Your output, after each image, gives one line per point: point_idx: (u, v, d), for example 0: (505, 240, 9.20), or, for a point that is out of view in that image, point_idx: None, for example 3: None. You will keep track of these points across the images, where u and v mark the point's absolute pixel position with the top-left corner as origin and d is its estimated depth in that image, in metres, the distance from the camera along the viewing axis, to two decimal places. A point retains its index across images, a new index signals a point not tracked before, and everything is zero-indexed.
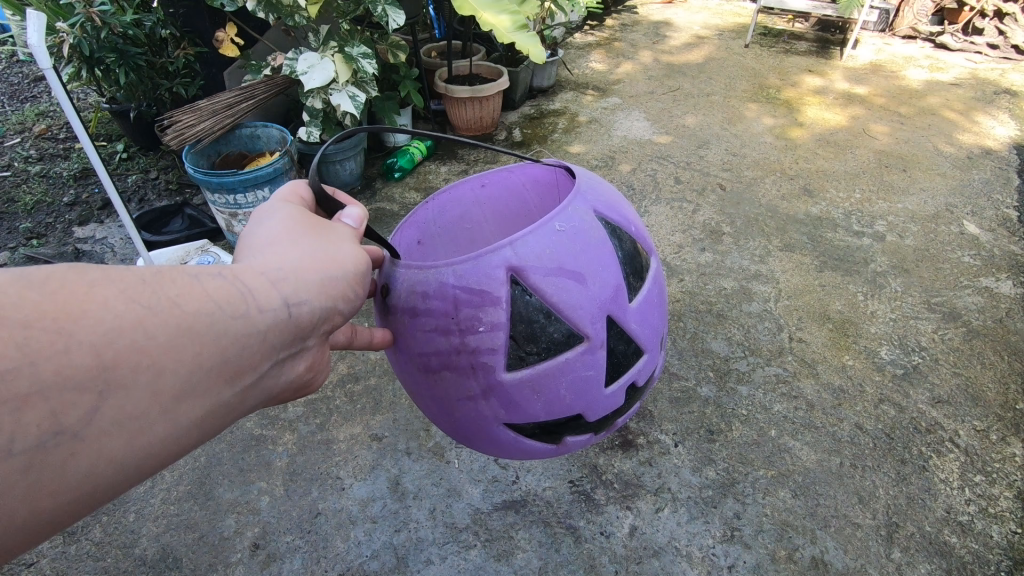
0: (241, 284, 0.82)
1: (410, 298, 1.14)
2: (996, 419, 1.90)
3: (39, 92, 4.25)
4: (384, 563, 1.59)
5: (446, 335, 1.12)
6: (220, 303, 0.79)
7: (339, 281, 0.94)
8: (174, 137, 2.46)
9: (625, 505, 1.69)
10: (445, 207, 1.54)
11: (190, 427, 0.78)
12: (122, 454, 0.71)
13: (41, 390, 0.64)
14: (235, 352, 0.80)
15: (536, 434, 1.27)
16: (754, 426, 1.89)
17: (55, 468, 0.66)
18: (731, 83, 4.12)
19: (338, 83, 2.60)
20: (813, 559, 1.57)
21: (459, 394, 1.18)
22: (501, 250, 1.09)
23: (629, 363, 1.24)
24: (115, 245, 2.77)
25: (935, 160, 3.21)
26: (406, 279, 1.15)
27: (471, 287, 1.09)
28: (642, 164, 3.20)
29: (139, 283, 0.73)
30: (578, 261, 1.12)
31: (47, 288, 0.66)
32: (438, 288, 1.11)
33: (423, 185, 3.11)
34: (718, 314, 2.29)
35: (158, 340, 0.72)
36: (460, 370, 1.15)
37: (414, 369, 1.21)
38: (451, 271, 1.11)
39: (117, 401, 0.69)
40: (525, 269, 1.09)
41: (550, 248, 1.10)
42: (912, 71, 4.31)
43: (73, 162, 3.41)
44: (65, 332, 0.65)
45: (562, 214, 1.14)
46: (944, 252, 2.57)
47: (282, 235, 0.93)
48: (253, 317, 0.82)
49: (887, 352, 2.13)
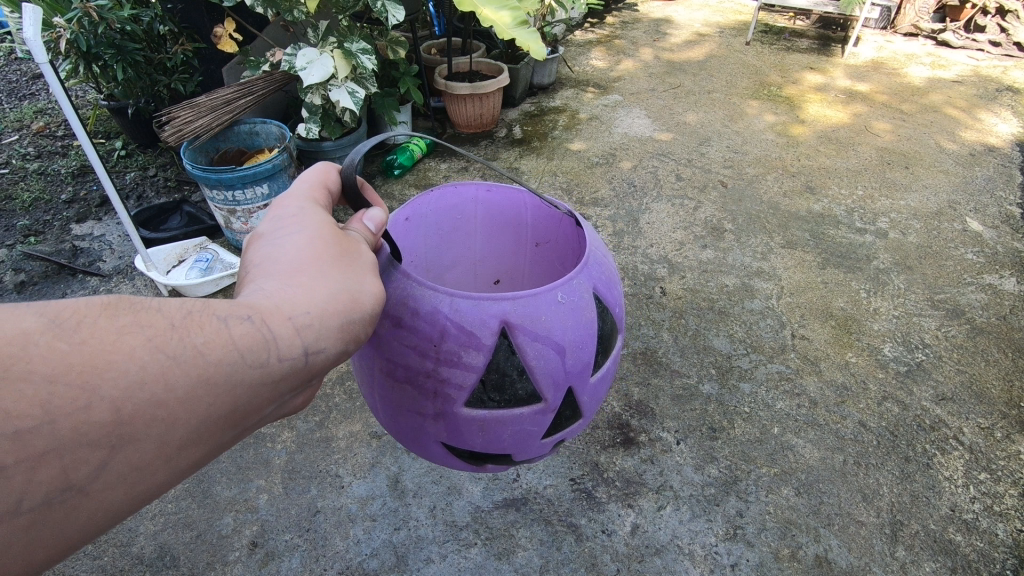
0: (268, 329, 0.73)
1: (399, 308, 1.10)
2: (1001, 417, 1.89)
3: (37, 89, 4.24)
4: (384, 562, 1.57)
5: (422, 356, 1.09)
6: (244, 351, 0.70)
7: (359, 323, 0.85)
8: (172, 133, 2.46)
9: (627, 503, 1.68)
10: (445, 197, 1.47)
11: (194, 472, 0.71)
12: (122, 505, 0.65)
13: (55, 449, 0.58)
14: (250, 400, 0.72)
15: (463, 456, 1.27)
16: (757, 424, 1.88)
17: (56, 523, 0.60)
18: (732, 80, 4.10)
19: (337, 79, 2.60)
20: (817, 557, 1.55)
21: (412, 408, 1.16)
22: (501, 301, 1.08)
23: (567, 426, 1.26)
24: (113, 243, 2.76)
25: (938, 157, 3.19)
26: (401, 288, 1.11)
27: (462, 325, 1.07)
28: (644, 161, 3.19)
29: (167, 327, 0.65)
30: (566, 335, 1.11)
31: (78, 336, 0.60)
32: (429, 312, 1.08)
33: (423, 182, 3.10)
34: (720, 311, 2.28)
35: (178, 395, 0.64)
36: (422, 389, 1.12)
37: (377, 371, 1.17)
38: (448, 301, 1.09)
39: (127, 456, 0.62)
40: (516, 327, 1.08)
41: (544, 315, 1.10)
42: (914, 68, 4.29)
43: (71, 160, 3.39)
44: (88, 387, 0.59)
45: (565, 286, 1.13)
46: (947, 249, 2.55)
47: (311, 263, 0.83)
48: (274, 365, 0.73)
49: (890, 349, 2.12)
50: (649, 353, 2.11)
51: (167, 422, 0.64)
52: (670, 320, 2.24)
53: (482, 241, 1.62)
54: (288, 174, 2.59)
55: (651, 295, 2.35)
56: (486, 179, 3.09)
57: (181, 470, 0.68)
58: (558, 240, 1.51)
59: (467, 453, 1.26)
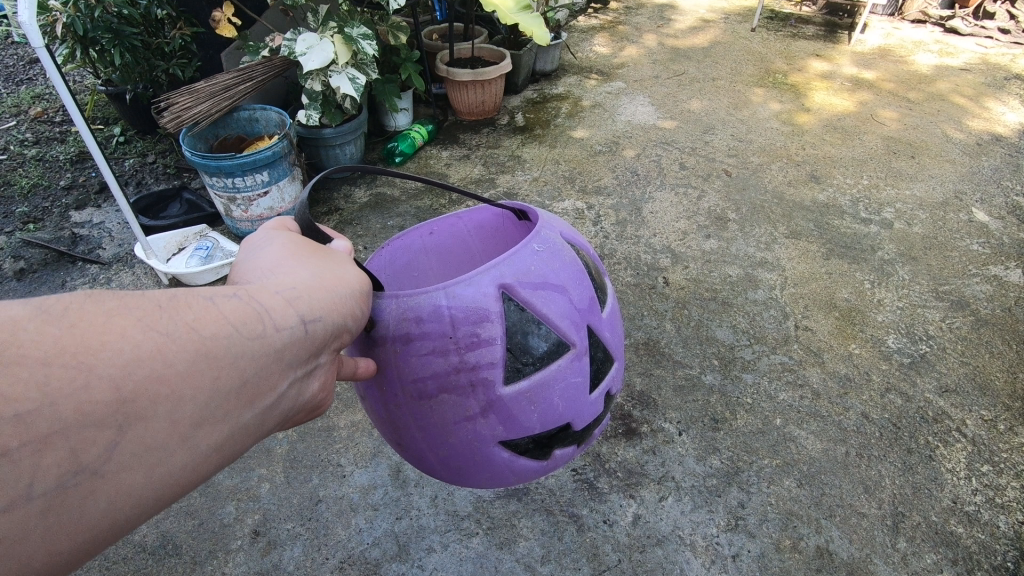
0: (257, 303, 0.76)
1: (402, 324, 1.08)
2: (1004, 409, 1.88)
3: (34, 74, 4.20)
4: (386, 550, 1.58)
5: (444, 355, 1.07)
6: (238, 324, 0.71)
7: (349, 298, 0.89)
8: (171, 120, 2.43)
9: (628, 494, 1.68)
10: (396, 254, 1.44)
11: (212, 455, 0.69)
12: (141, 491, 0.63)
13: (59, 431, 0.56)
14: (255, 373, 0.72)
15: (529, 450, 1.23)
16: (759, 415, 1.87)
17: (73, 512, 0.58)
18: (738, 67, 4.06)
19: (337, 65, 2.56)
20: (818, 548, 1.55)
21: (457, 416, 1.11)
22: (490, 269, 1.09)
23: (605, 370, 1.26)
24: (113, 230, 2.74)
25: (945, 146, 3.15)
26: (394, 307, 1.08)
27: (466, 306, 1.06)
28: (647, 150, 3.15)
29: (156, 308, 0.65)
30: (561, 278, 1.14)
31: (67, 321, 0.59)
32: (432, 311, 1.07)
33: (424, 170, 3.07)
34: (723, 302, 2.26)
35: (181, 370, 0.64)
36: (459, 390, 1.09)
37: (407, 400, 1.12)
38: (444, 294, 1.07)
39: (138, 435, 0.61)
40: (514, 286, 1.09)
41: (533, 265, 1.12)
42: (921, 56, 4.23)
43: (69, 146, 3.37)
44: (84, 367, 0.58)
45: (537, 236, 1.17)
46: (952, 240, 2.53)
47: (286, 257, 0.88)
48: (272, 335, 0.75)
49: (894, 340, 2.11)
50: (652, 344, 2.11)
51: (174, 397, 0.64)
52: (673, 311, 2.23)
53: None
54: (288, 161, 2.56)
55: (654, 284, 2.34)
56: (487, 167, 3.06)
57: (198, 451, 0.67)
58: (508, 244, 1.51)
59: (529, 444, 1.22)
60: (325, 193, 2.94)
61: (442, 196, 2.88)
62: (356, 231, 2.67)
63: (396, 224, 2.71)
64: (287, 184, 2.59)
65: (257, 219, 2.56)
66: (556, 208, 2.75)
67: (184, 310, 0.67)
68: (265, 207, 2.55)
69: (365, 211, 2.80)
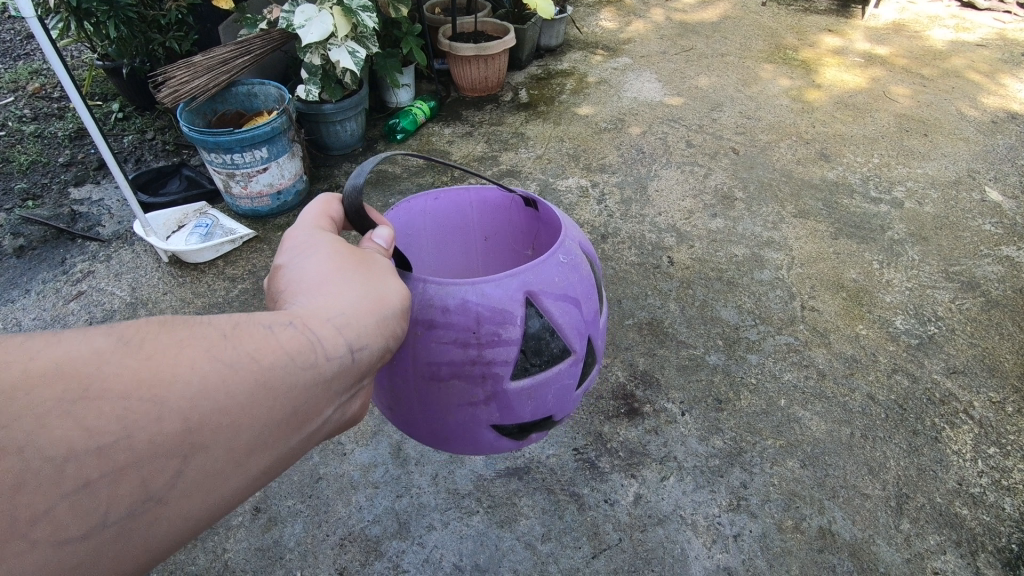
0: (312, 330, 0.73)
1: (427, 310, 1.05)
2: (1013, 391, 1.85)
3: (32, 49, 4.14)
4: (386, 528, 1.58)
5: (463, 347, 1.05)
6: (295, 353, 0.69)
7: (394, 319, 0.86)
8: (167, 95, 2.39)
9: (629, 473, 1.67)
10: (399, 214, 1.36)
11: (260, 483, 0.68)
12: (191, 528, 0.61)
13: (133, 462, 0.56)
14: (308, 403, 0.70)
15: (513, 438, 1.24)
16: (763, 395, 1.85)
17: (125, 554, 0.56)
18: (747, 43, 3.96)
19: (337, 38, 2.50)
20: (820, 529, 1.54)
21: (461, 400, 1.10)
22: (520, 273, 1.07)
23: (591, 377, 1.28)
24: (112, 207, 2.72)
25: (959, 124, 3.08)
26: (420, 292, 1.06)
27: (494, 306, 1.05)
28: (653, 127, 3.09)
29: (219, 336, 0.64)
30: (582, 295, 1.14)
31: (141, 352, 0.59)
32: (459, 304, 1.04)
33: (426, 148, 3.02)
34: (729, 282, 2.23)
35: (240, 394, 0.63)
36: (471, 380, 1.07)
37: (414, 377, 1.09)
38: (473, 289, 1.05)
39: (196, 471, 0.60)
40: (540, 293, 1.08)
41: (559, 276, 1.11)
42: (937, 31, 4.12)
43: (68, 122, 3.33)
44: (155, 400, 0.57)
45: (563, 247, 1.15)
46: (964, 220, 2.48)
47: (335, 271, 0.85)
48: (324, 364, 0.72)
49: (902, 321, 2.07)
50: (655, 324, 2.08)
51: (225, 421, 0.62)
52: (677, 291, 2.20)
53: (435, 252, 1.53)
54: (287, 137, 2.51)
55: (658, 264, 2.31)
56: (490, 145, 3.01)
57: (251, 482, 0.65)
58: (509, 228, 1.51)
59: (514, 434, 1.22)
60: (326, 171, 2.90)
61: (445, 174, 2.84)
62: None
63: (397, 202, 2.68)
64: (287, 161, 2.54)
65: (256, 196, 2.53)
66: (559, 185, 2.71)
67: (246, 332, 0.67)
68: (265, 183, 2.51)
69: (366, 189, 2.76)
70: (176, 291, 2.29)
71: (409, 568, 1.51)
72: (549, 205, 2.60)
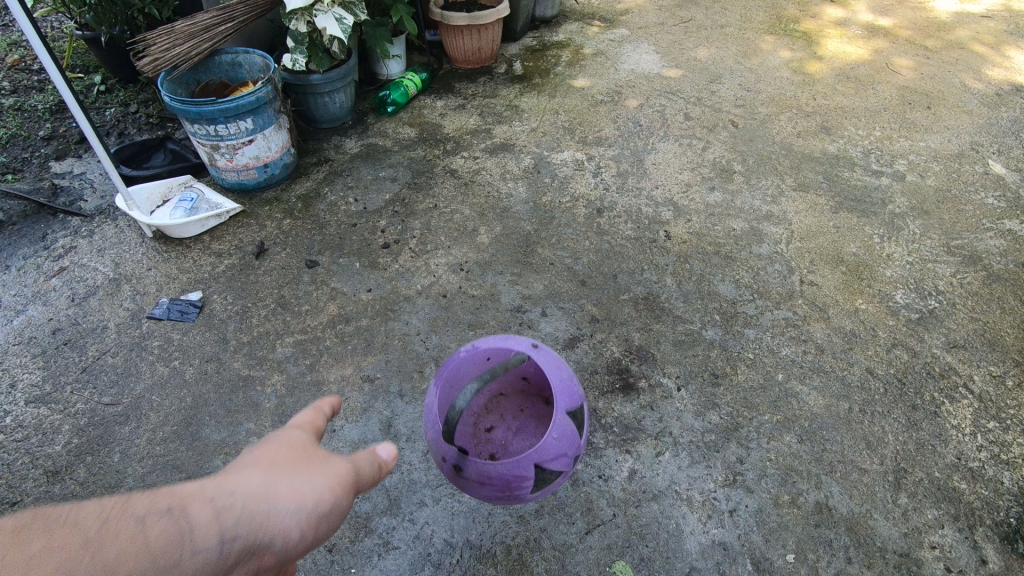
0: (186, 522, 0.70)
1: (475, 474, 1.31)
2: (1013, 364, 1.82)
3: (11, 20, 4.01)
4: (376, 505, 1.56)
5: (498, 492, 1.32)
6: (157, 555, 0.66)
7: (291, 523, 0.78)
8: (148, 62, 2.31)
9: (624, 449, 1.64)
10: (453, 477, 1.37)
11: None
12: None
13: None
14: None
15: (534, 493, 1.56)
16: (761, 370, 1.82)
17: None
18: (747, 14, 3.86)
19: (323, 4, 2.41)
20: (817, 504, 1.52)
21: (499, 505, 1.39)
22: (529, 455, 1.28)
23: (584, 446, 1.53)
24: (95, 181, 2.64)
25: (962, 97, 3.01)
26: (471, 469, 1.30)
27: (516, 475, 1.29)
28: (651, 100, 3.02)
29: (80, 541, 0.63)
30: (576, 442, 1.36)
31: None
32: (493, 472, 1.29)
33: (418, 121, 2.95)
34: (727, 256, 2.18)
35: (281, 506, 0.78)
36: (503, 501, 1.36)
37: (466, 493, 1.38)
38: (501, 466, 1.29)
39: None
40: (546, 459, 1.30)
41: (562, 441, 1.31)
42: (941, 2, 4.02)
43: (48, 95, 3.23)
44: None
45: (558, 423, 1.31)
46: (966, 193, 2.43)
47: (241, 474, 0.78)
48: (186, 562, 0.68)
49: (902, 295, 2.04)
50: (652, 298, 2.04)
51: (258, 526, 0.75)
52: (674, 265, 2.15)
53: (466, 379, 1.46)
54: (273, 108, 2.44)
55: (655, 238, 2.26)
56: (484, 118, 2.93)
57: None
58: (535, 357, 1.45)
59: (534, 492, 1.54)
60: (315, 144, 2.82)
61: (437, 147, 2.77)
62: (347, 183, 2.58)
63: (388, 176, 2.61)
64: (273, 134, 2.47)
65: (242, 169, 2.46)
66: (554, 159, 2.65)
67: (269, 447, 0.84)
68: (250, 156, 2.44)
69: (356, 162, 2.69)
70: (161, 267, 2.24)
71: (400, 544, 1.49)
72: (544, 179, 2.54)
